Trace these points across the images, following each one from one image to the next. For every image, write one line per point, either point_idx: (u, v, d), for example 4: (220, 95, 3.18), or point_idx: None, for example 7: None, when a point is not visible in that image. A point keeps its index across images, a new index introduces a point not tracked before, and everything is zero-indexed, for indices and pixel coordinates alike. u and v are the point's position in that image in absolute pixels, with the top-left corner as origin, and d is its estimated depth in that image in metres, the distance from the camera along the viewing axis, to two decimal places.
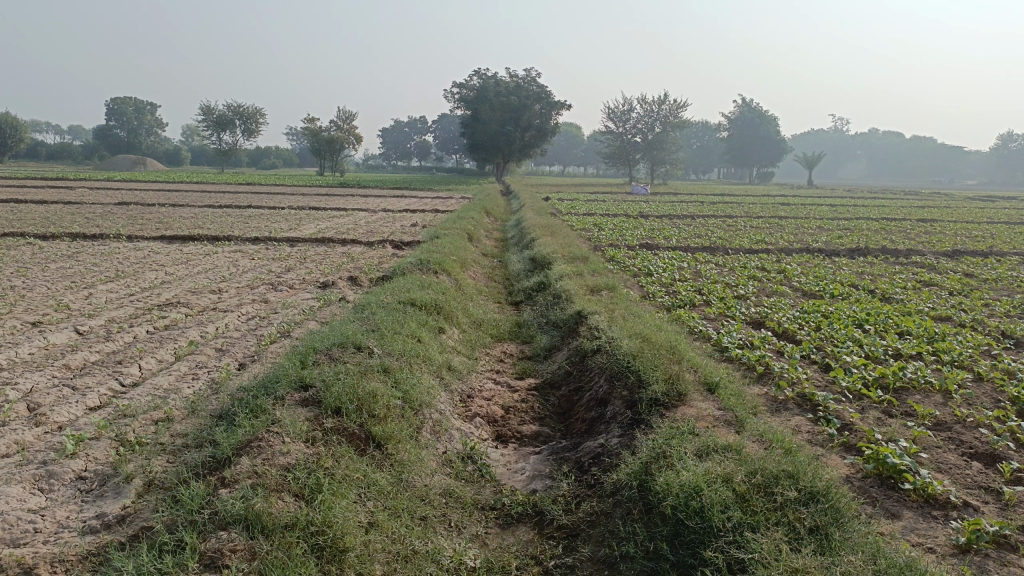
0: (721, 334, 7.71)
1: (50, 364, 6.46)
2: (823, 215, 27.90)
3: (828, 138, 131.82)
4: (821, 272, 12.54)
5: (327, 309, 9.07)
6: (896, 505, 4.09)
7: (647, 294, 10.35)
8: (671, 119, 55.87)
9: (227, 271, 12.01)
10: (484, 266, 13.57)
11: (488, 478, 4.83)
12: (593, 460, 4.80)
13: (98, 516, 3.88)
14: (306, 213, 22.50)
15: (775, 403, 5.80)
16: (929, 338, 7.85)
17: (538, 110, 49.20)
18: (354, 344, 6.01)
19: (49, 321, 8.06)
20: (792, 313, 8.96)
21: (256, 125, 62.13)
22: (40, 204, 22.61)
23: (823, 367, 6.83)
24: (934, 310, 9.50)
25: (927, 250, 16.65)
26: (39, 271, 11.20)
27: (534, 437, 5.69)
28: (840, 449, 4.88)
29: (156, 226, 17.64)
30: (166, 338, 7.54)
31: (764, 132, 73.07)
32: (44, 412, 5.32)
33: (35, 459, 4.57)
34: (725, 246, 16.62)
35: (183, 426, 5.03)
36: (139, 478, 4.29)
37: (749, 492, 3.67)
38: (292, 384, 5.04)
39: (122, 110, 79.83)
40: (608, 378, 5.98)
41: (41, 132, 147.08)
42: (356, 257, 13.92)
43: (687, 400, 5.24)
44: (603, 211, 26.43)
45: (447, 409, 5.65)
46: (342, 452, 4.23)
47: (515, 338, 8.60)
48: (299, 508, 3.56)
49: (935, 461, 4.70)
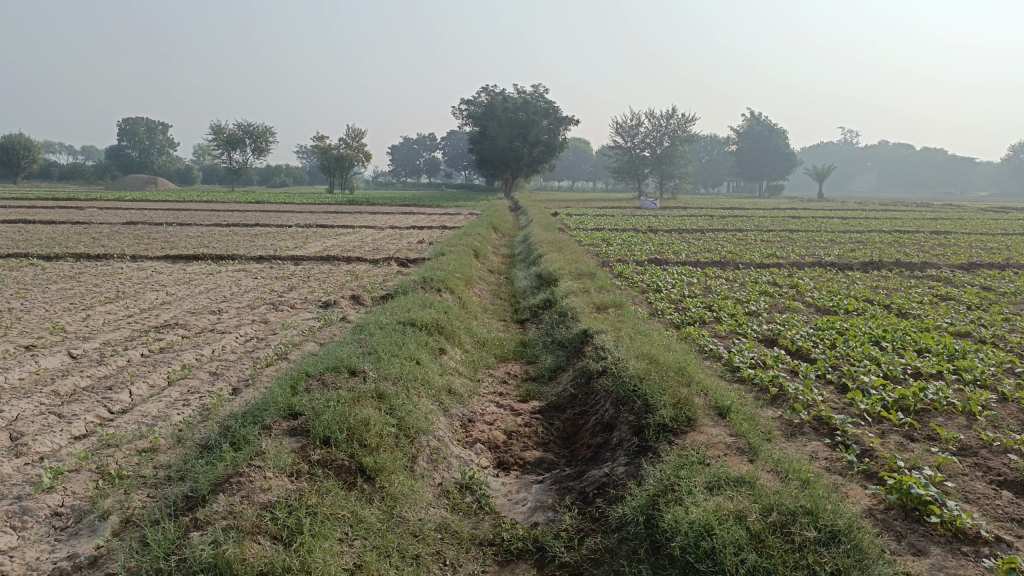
0: (732, 353, 7.44)
1: (39, 390, 6.24)
2: (836, 228, 27.63)
3: (838, 151, 131.65)
4: (835, 287, 12.24)
5: (327, 329, 8.85)
6: (922, 540, 3.80)
7: (656, 311, 10.09)
8: (680, 133, 55.66)
9: (230, 290, 11.83)
10: (490, 283, 13.34)
11: (488, 510, 4.57)
12: (598, 491, 4.52)
13: (69, 557, 3.65)
14: (313, 231, 22.42)
15: (790, 427, 5.52)
16: (949, 355, 7.56)
17: (547, 125, 49.38)
18: (349, 368, 5.78)
19: (43, 344, 7.87)
20: (806, 329, 8.70)
21: (266, 144, 62.27)
22: (48, 224, 22.52)
23: (840, 387, 6.55)
24: (953, 325, 9.21)
25: (943, 264, 16.29)
26: (38, 293, 11.04)
27: (537, 463, 5.42)
28: (861, 478, 4.60)
29: (161, 245, 17.50)
30: (161, 361, 7.33)
31: (773, 145, 72.72)
32: (26, 442, 5.09)
33: (9, 493, 4.34)
34: (735, 261, 16.32)
35: (168, 457, 4.79)
36: (117, 515, 4.05)
37: (764, 531, 3.41)
38: (280, 412, 4.81)
39: (134, 130, 80.38)
40: (614, 402, 5.71)
41: (58, 153, 148.26)
42: (360, 275, 13.74)
43: (696, 426, 4.96)
44: (612, 226, 26.22)
45: (445, 435, 5.41)
46: (328, 487, 3.99)
47: (520, 358, 8.35)
48: (276, 553, 3.31)
49: (963, 491, 4.40)
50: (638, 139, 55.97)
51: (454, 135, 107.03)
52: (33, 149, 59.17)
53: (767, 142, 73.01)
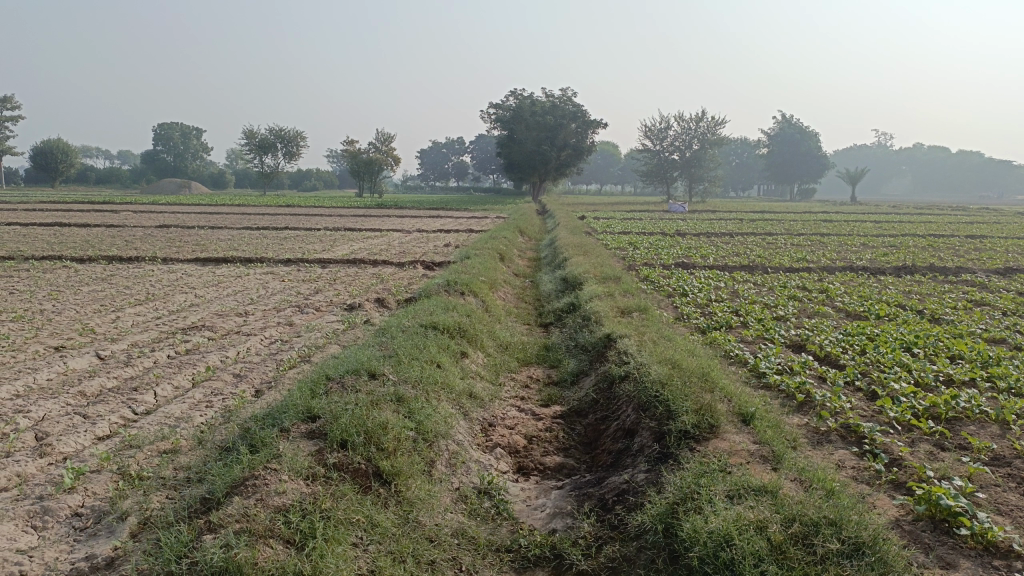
0: (758, 358, 7.32)
1: (66, 391, 6.31)
2: (869, 231, 27.24)
3: (870, 154, 129.91)
4: (866, 292, 12.02)
5: (351, 332, 8.87)
6: (952, 553, 3.68)
7: (682, 316, 9.99)
8: (710, 136, 55.25)
9: (256, 293, 11.92)
10: (515, 287, 13.29)
11: (506, 516, 4.52)
12: (618, 497, 4.45)
13: (87, 557, 3.67)
14: (341, 234, 22.56)
15: (816, 435, 5.40)
16: (982, 362, 7.38)
17: (574, 129, 49.27)
18: (369, 371, 5.77)
19: (72, 345, 7.97)
20: (836, 335, 8.54)
21: (297, 148, 62.81)
22: (83, 227, 22.95)
23: (869, 395, 6.41)
24: (987, 331, 8.99)
25: (978, 268, 15.96)
26: (70, 295, 11.21)
27: (557, 469, 5.36)
28: (888, 488, 4.48)
29: (192, 248, 17.68)
30: (186, 363, 7.38)
31: (805, 148, 71.92)
32: (51, 442, 5.14)
33: (31, 493, 4.37)
34: (764, 265, 16.12)
35: (189, 458, 4.81)
36: (135, 516, 4.07)
37: (786, 543, 3.32)
38: (299, 415, 4.81)
39: (169, 135, 81.59)
40: (635, 408, 5.63)
41: (95, 157, 150.80)
42: (386, 278, 13.77)
43: (719, 433, 4.87)
44: (640, 229, 26.06)
45: (465, 439, 5.36)
46: (344, 491, 3.97)
47: (543, 362, 8.29)
48: (288, 557, 3.30)
49: (995, 503, 4.26)
50: (667, 143, 55.58)
51: (482, 139, 107.24)
52: (70, 154, 60.37)
53: (799, 145, 72.21)
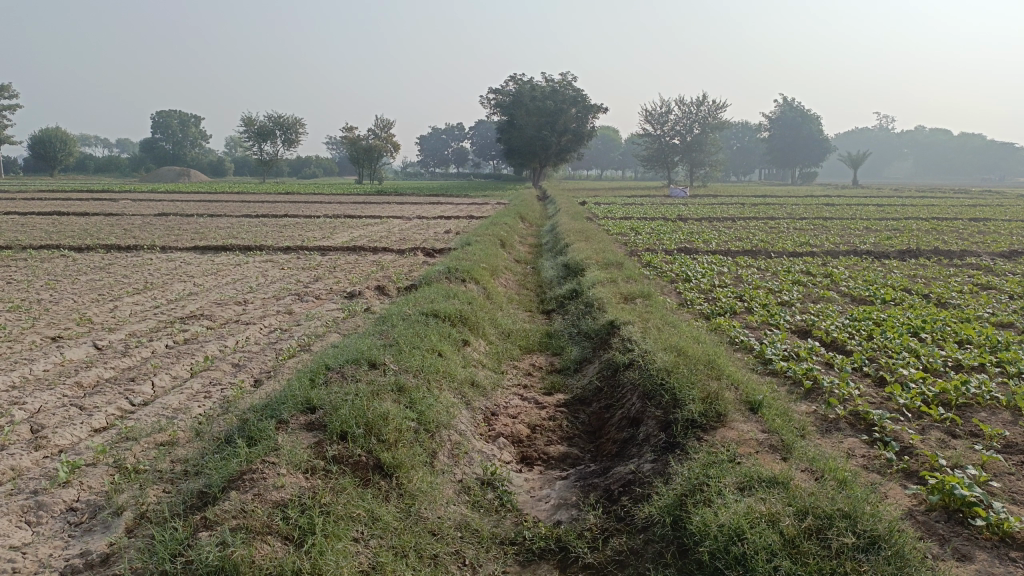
0: (764, 344, 7.23)
1: (62, 382, 6.21)
2: (872, 215, 27.13)
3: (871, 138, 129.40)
4: (871, 276, 11.88)
5: (351, 321, 8.78)
6: (967, 545, 3.59)
7: (685, 302, 9.86)
8: (710, 120, 54.89)
9: (256, 281, 11.79)
10: (517, 274, 13.17)
11: (510, 507, 4.43)
12: (624, 488, 4.35)
13: (82, 554, 3.59)
14: (341, 221, 22.43)
15: (825, 423, 5.31)
16: (991, 347, 7.26)
17: (575, 113, 48.84)
18: (369, 361, 5.66)
19: (69, 335, 7.87)
20: (842, 320, 8.42)
21: (297, 135, 62.52)
22: (81, 216, 22.86)
23: (877, 381, 6.31)
24: (995, 315, 8.86)
25: (983, 251, 15.80)
26: (68, 284, 11.08)
27: (561, 459, 5.27)
28: (900, 477, 4.39)
29: (191, 237, 17.55)
30: (184, 352, 7.28)
31: (807, 132, 71.44)
32: (46, 435, 5.04)
33: (26, 487, 4.29)
34: (767, 250, 15.95)
35: (186, 451, 4.71)
36: (131, 510, 3.97)
37: (799, 537, 3.23)
38: (298, 406, 4.72)
39: (167, 123, 81.16)
40: (640, 396, 5.54)
41: (93, 145, 150.35)
42: (386, 265, 13.66)
43: (727, 422, 4.77)
44: (641, 215, 25.88)
45: (467, 429, 5.26)
46: (344, 485, 3.89)
47: (545, 350, 8.19)
48: (286, 555, 3.22)
49: (1010, 492, 4.17)
50: (667, 127, 55.22)
51: (482, 124, 106.52)
52: (69, 142, 60.00)
53: (801, 129, 71.85)
